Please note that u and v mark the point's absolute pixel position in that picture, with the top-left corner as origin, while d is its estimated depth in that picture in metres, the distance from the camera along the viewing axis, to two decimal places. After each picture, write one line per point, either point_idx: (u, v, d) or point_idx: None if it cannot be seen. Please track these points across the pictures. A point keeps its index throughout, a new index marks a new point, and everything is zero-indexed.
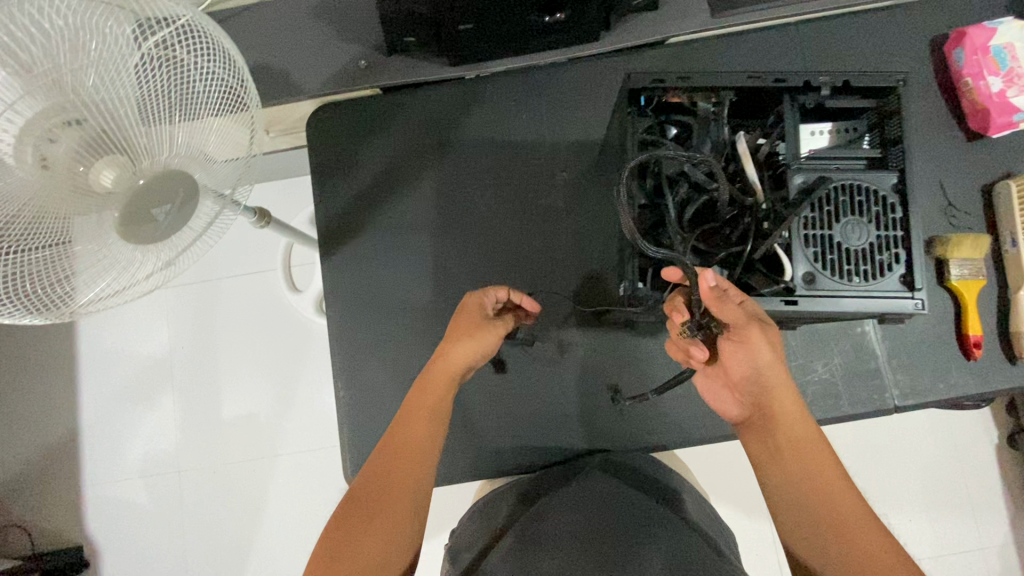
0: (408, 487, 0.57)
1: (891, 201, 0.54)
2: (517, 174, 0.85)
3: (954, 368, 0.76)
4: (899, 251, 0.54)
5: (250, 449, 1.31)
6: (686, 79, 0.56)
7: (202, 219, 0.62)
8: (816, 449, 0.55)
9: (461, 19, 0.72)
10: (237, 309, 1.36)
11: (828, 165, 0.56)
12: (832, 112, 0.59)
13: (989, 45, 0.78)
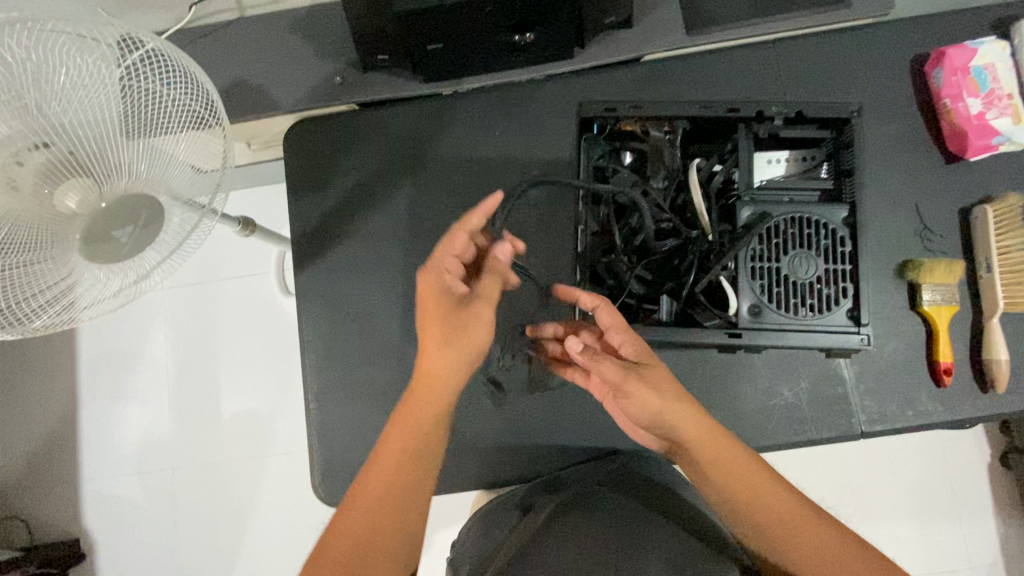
0: (403, 520, 0.56)
1: (841, 234, 0.54)
2: (490, 189, 0.84)
3: (923, 394, 0.75)
4: (847, 285, 0.54)
5: (244, 447, 1.34)
6: (638, 108, 0.57)
7: (172, 238, 0.63)
8: (740, 459, 0.57)
9: (431, 38, 0.73)
10: (230, 313, 1.39)
11: (780, 196, 0.56)
12: (790, 141, 0.59)
13: (969, 65, 0.77)
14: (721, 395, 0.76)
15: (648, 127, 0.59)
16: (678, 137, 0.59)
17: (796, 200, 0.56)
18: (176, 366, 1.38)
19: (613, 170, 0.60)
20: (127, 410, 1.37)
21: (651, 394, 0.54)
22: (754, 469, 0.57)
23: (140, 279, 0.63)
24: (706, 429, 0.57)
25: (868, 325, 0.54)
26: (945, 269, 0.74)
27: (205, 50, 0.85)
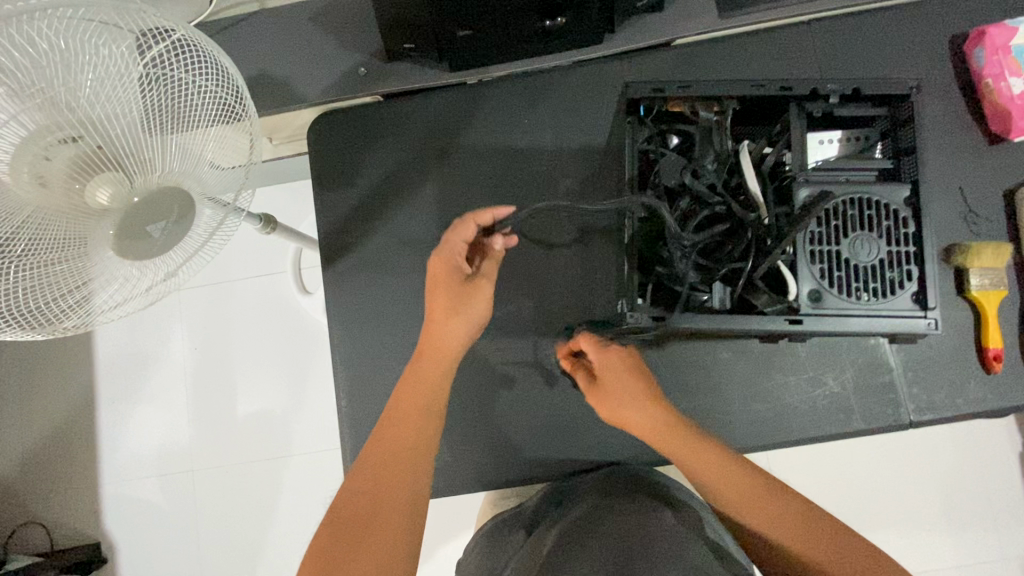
0: (410, 469, 0.59)
1: (903, 215, 0.52)
2: (518, 181, 0.82)
3: (973, 383, 0.73)
4: (911, 268, 0.52)
5: (262, 448, 1.32)
6: (686, 88, 0.55)
7: (203, 229, 0.63)
8: (722, 461, 0.61)
9: (461, 24, 0.71)
10: (248, 314, 1.37)
11: (836, 177, 0.54)
12: (841, 120, 0.57)
13: (1011, 44, 0.75)
14: (762, 386, 0.74)
15: (695, 108, 0.56)
16: (728, 117, 0.56)
17: (853, 181, 0.54)
18: (194, 368, 1.36)
19: (658, 154, 0.57)
20: (145, 413, 1.36)
21: (618, 413, 0.65)
22: (738, 472, 0.60)
23: (169, 273, 0.63)
24: (682, 437, 0.62)
25: (934, 309, 0.52)
26: (993, 253, 0.72)
27: (226, 43, 0.83)
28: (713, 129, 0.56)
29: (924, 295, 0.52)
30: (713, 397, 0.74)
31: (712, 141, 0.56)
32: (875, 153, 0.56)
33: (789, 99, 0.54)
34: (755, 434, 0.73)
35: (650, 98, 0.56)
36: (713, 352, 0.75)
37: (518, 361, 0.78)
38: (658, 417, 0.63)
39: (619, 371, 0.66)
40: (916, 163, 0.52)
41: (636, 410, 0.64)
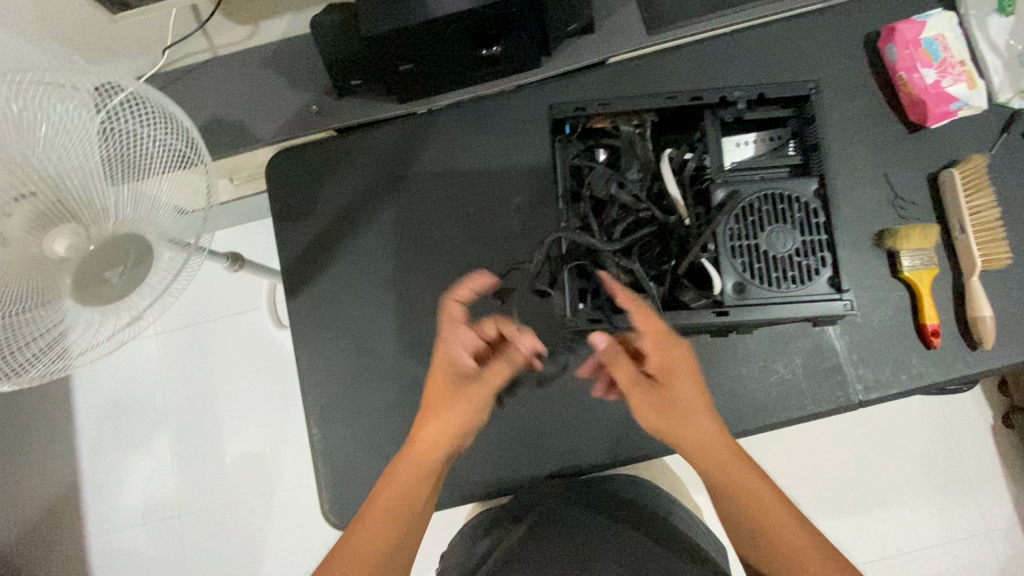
0: (388, 537, 0.57)
1: (814, 205, 0.56)
2: (472, 201, 0.86)
3: (915, 358, 0.77)
4: (825, 256, 0.56)
5: (253, 482, 1.33)
6: (606, 106, 0.59)
7: (160, 275, 0.61)
8: (760, 486, 0.56)
9: (402, 59, 0.75)
10: (228, 351, 1.38)
11: (751, 176, 0.58)
12: (754, 123, 0.61)
13: (920, 38, 0.80)
14: (717, 379, 0.77)
15: (617, 123, 0.60)
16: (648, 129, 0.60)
17: (767, 177, 0.58)
18: (176, 410, 1.36)
19: (588, 168, 0.61)
20: (131, 459, 1.35)
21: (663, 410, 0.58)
22: (768, 495, 0.56)
23: (133, 319, 0.59)
24: (730, 449, 0.57)
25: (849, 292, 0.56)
26: (921, 235, 0.76)
27: (182, 92, 0.86)
28: (636, 140, 0.60)
29: (839, 279, 0.55)
30: None
31: (636, 151, 0.60)
32: (787, 150, 0.60)
33: (702, 108, 0.59)
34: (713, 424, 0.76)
35: (574, 117, 0.60)
36: None
37: None
38: (712, 423, 0.57)
39: (682, 369, 0.58)
40: (821, 157, 0.57)
41: (693, 403, 0.57)
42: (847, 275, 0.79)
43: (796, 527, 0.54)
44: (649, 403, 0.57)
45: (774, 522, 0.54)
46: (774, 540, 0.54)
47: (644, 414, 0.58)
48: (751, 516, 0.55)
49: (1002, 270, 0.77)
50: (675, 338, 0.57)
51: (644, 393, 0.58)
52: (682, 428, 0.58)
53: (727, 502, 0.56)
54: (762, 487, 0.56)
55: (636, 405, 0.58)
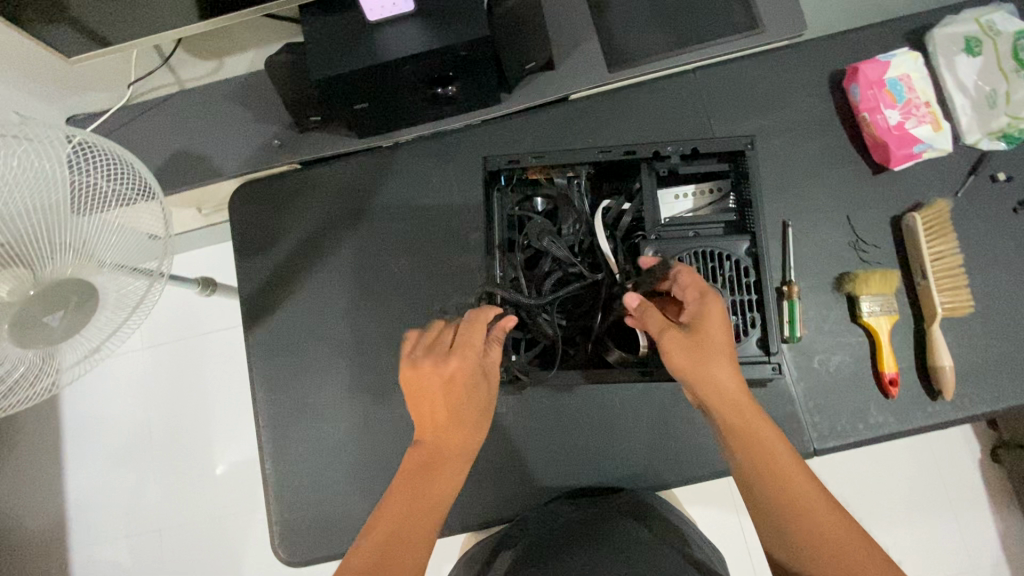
0: (430, 519, 0.54)
1: (744, 264, 0.63)
2: (431, 237, 0.86)
3: (873, 407, 0.75)
4: (753, 315, 0.62)
5: (238, 500, 1.20)
6: (541, 159, 0.66)
7: (120, 305, 0.67)
8: (769, 437, 0.54)
9: (355, 99, 0.75)
10: (215, 369, 1.25)
11: (685, 232, 0.64)
12: (693, 177, 0.67)
13: (884, 78, 0.78)
14: (670, 424, 0.76)
15: (554, 176, 0.67)
16: (583, 181, 0.67)
17: (701, 233, 0.64)
18: (159, 432, 1.23)
19: (528, 219, 0.67)
20: (91, 484, 1.22)
21: (698, 364, 0.54)
22: (783, 452, 0.53)
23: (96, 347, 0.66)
24: (739, 399, 0.55)
25: (778, 351, 0.62)
26: (880, 279, 0.75)
27: (148, 125, 0.87)
28: (570, 193, 0.67)
29: (766, 340, 0.62)
30: (621, 436, 0.77)
31: (572, 204, 0.67)
32: (725, 205, 0.66)
33: (637, 161, 0.66)
34: (662, 469, 0.75)
35: (510, 168, 0.66)
36: (619, 391, 0.77)
37: None
38: (727, 375, 0.54)
39: (716, 321, 0.55)
40: (753, 218, 0.63)
41: (701, 364, 0.54)
42: (804, 319, 0.77)
43: (810, 489, 0.52)
44: (689, 351, 0.54)
45: (778, 469, 0.52)
46: (785, 503, 0.51)
47: (682, 363, 0.55)
48: (765, 475, 0.52)
49: (964, 318, 0.75)
50: (714, 301, 0.55)
51: (689, 342, 0.55)
52: (701, 382, 0.54)
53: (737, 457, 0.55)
54: (775, 443, 0.54)
55: (685, 360, 0.54)
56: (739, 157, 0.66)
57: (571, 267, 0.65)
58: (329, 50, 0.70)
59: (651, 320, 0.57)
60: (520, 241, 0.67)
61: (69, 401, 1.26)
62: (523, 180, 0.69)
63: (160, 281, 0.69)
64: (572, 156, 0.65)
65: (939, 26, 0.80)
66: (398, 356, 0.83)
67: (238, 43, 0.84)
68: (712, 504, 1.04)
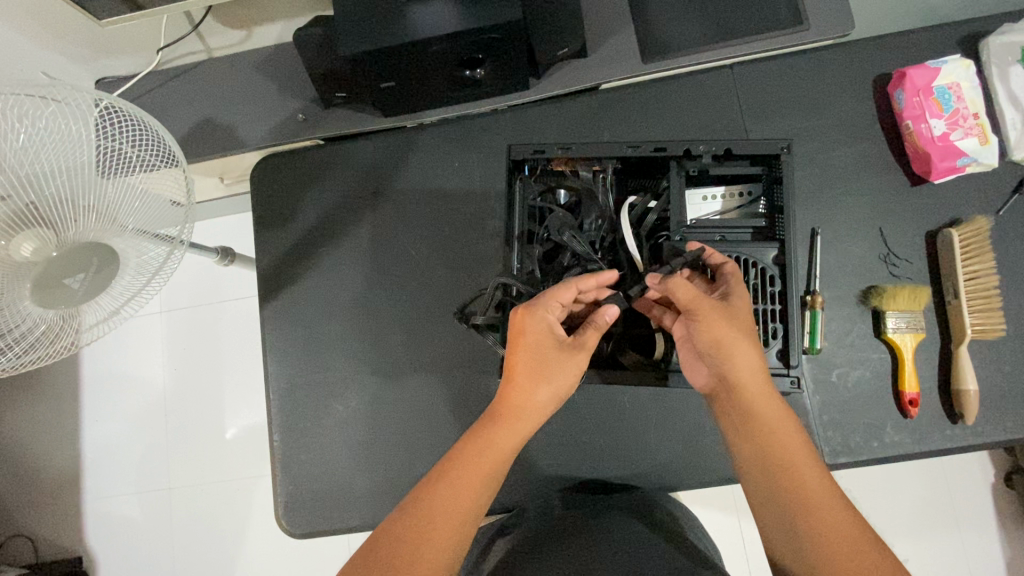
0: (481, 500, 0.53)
1: (770, 272, 0.62)
2: (450, 221, 0.85)
3: (889, 426, 0.73)
4: (775, 326, 0.61)
5: (245, 464, 1.22)
6: (566, 150, 0.64)
7: (148, 267, 0.68)
8: (784, 428, 0.53)
9: (381, 77, 0.73)
10: (233, 337, 1.27)
11: (711, 235, 0.63)
12: (723, 177, 0.66)
13: (931, 85, 0.74)
14: (679, 426, 0.75)
15: (578, 168, 0.66)
16: (608, 175, 0.66)
17: (727, 238, 0.63)
18: (173, 393, 1.26)
19: (549, 210, 0.66)
20: (107, 438, 1.25)
21: (729, 336, 0.54)
22: (797, 445, 0.53)
23: (116, 311, 0.69)
24: (762, 383, 0.54)
25: (797, 364, 0.61)
26: (908, 296, 0.72)
27: (175, 92, 0.87)
28: (594, 186, 0.65)
29: (786, 352, 0.61)
30: (628, 436, 0.76)
31: (595, 198, 0.65)
32: (754, 209, 0.64)
33: (667, 157, 0.64)
34: (667, 472, 0.75)
35: (534, 158, 0.65)
36: (630, 392, 0.76)
37: (444, 398, 0.80)
38: (752, 356, 0.54)
39: (743, 303, 0.56)
40: (783, 225, 0.61)
41: (732, 336, 0.54)
42: (826, 332, 0.75)
43: (821, 485, 0.51)
44: (722, 322, 0.54)
45: (787, 459, 0.52)
46: (790, 489, 0.51)
47: (715, 333, 0.54)
48: (773, 464, 0.52)
49: (993, 342, 0.73)
50: (741, 284, 0.57)
51: (722, 315, 0.55)
52: (727, 357, 0.54)
53: (746, 443, 0.54)
54: (790, 434, 0.53)
55: (720, 329, 0.54)
56: (774, 159, 0.64)
57: (590, 263, 0.63)
58: (358, 25, 0.69)
59: (682, 290, 0.55)
60: (539, 233, 0.66)
61: (90, 358, 1.28)
62: (546, 170, 0.67)
63: (180, 248, 0.69)
64: (599, 150, 0.64)
65: (996, 33, 0.76)
66: (410, 339, 0.82)
67: (267, 13, 0.83)
68: (713, 508, 1.03)
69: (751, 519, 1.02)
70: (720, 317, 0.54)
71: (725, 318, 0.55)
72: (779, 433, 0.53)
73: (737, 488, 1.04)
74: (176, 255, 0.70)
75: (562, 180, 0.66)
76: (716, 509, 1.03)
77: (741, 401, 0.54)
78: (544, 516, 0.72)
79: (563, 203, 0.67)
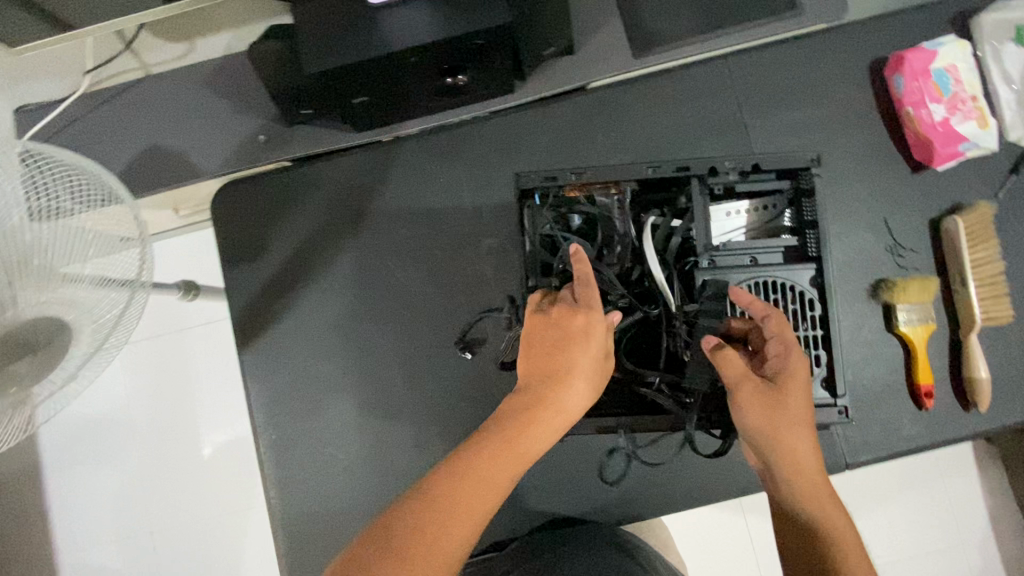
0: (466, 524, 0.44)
1: (809, 296, 0.60)
2: (440, 242, 0.79)
3: (907, 419, 0.73)
4: (818, 354, 0.59)
5: (232, 502, 1.14)
6: (580, 176, 0.63)
7: (108, 318, 0.59)
8: (829, 503, 0.52)
9: (356, 91, 0.66)
10: (203, 373, 1.16)
11: (741, 258, 0.61)
12: (747, 193, 0.64)
13: (930, 68, 0.72)
14: (700, 440, 0.73)
15: (595, 194, 0.64)
16: (627, 198, 0.64)
17: (759, 259, 0.61)
18: (146, 434, 1.15)
19: (565, 239, 0.64)
20: (77, 489, 1.15)
21: (772, 417, 0.53)
22: (839, 514, 0.51)
23: (67, 380, 0.57)
24: (814, 469, 0.53)
25: (844, 393, 0.59)
26: (919, 287, 0.71)
27: (110, 117, 0.77)
28: (614, 211, 0.64)
29: (832, 381, 0.59)
30: (649, 455, 0.73)
31: (614, 222, 0.64)
32: (781, 223, 0.63)
33: (688, 177, 0.62)
34: (692, 488, 0.73)
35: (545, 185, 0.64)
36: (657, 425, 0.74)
37: (454, 433, 0.75)
38: (804, 445, 0.53)
39: (800, 382, 0.53)
40: (818, 245, 0.59)
41: (778, 415, 0.53)
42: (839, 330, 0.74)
43: (862, 564, 0.50)
44: (765, 408, 0.53)
45: (828, 529, 0.51)
46: (825, 555, 0.50)
47: (755, 413, 0.53)
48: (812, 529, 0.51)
49: (1000, 327, 0.73)
50: (800, 359, 0.54)
51: (767, 395, 0.53)
52: (774, 436, 0.53)
53: (788, 510, 0.53)
54: (834, 509, 0.52)
55: (760, 406, 0.53)
56: (801, 172, 0.62)
57: (616, 298, 0.62)
58: (323, 35, 0.60)
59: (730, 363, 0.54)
60: (556, 266, 0.63)
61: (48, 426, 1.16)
62: (558, 196, 0.65)
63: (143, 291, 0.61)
64: (616, 172, 0.62)
65: (989, 11, 0.74)
66: (410, 373, 0.77)
67: (211, 20, 0.74)
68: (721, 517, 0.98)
69: (757, 516, 0.97)
70: (763, 396, 0.53)
71: (769, 399, 0.53)
72: (823, 512, 0.51)
73: (748, 497, 0.98)
74: (138, 299, 0.62)
75: (576, 206, 0.63)
76: (721, 506, 0.97)
77: (786, 471, 0.53)
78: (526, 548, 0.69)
79: (576, 230, 0.65)
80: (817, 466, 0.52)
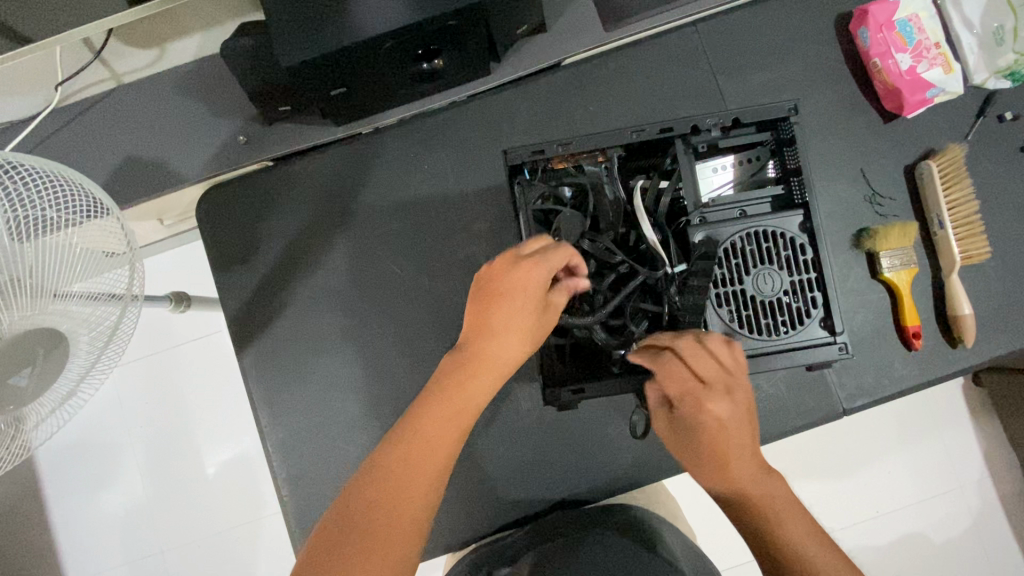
0: (418, 501, 0.46)
1: (799, 241, 0.61)
2: (429, 228, 0.79)
3: (897, 361, 0.75)
4: (815, 295, 0.60)
5: (241, 511, 1.14)
6: (565, 146, 0.63)
7: (103, 331, 0.60)
8: (765, 508, 0.48)
9: (334, 83, 0.66)
10: (202, 385, 1.16)
11: (731, 211, 0.62)
12: (730, 149, 0.65)
13: (892, 19, 0.74)
14: None
15: (582, 163, 0.65)
16: (614, 164, 0.65)
17: (747, 211, 0.62)
18: (149, 453, 1.14)
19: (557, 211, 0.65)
20: (83, 512, 1.14)
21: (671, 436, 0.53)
22: (777, 518, 0.47)
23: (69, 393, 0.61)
24: (735, 480, 0.49)
25: (843, 332, 0.60)
26: (899, 233, 0.72)
27: (85, 130, 0.76)
28: (603, 177, 0.64)
29: (831, 322, 0.60)
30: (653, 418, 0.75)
31: (605, 189, 0.64)
32: (764, 175, 0.65)
33: (672, 137, 0.63)
34: None
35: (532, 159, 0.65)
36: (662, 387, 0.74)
37: None
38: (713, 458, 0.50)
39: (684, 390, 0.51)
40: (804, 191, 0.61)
41: (676, 431, 0.52)
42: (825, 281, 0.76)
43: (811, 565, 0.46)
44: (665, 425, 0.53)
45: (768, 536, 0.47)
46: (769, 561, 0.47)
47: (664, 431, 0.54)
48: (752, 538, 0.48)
49: (979, 264, 0.75)
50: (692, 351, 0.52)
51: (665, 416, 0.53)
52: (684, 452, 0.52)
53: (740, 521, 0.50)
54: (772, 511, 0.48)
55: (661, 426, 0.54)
56: (783, 122, 0.64)
57: (614, 263, 0.64)
58: (294, 27, 0.60)
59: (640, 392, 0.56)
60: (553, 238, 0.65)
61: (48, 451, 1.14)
62: (547, 170, 0.67)
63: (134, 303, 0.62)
64: (601, 140, 0.63)
65: None
66: (411, 362, 0.77)
67: (182, 25, 0.71)
68: None
69: None
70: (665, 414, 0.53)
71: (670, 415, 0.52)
72: (759, 516, 0.48)
73: None
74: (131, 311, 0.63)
75: (565, 178, 0.65)
76: None
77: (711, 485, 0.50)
78: (538, 528, 0.70)
79: (568, 201, 0.66)
80: (731, 475, 0.49)
